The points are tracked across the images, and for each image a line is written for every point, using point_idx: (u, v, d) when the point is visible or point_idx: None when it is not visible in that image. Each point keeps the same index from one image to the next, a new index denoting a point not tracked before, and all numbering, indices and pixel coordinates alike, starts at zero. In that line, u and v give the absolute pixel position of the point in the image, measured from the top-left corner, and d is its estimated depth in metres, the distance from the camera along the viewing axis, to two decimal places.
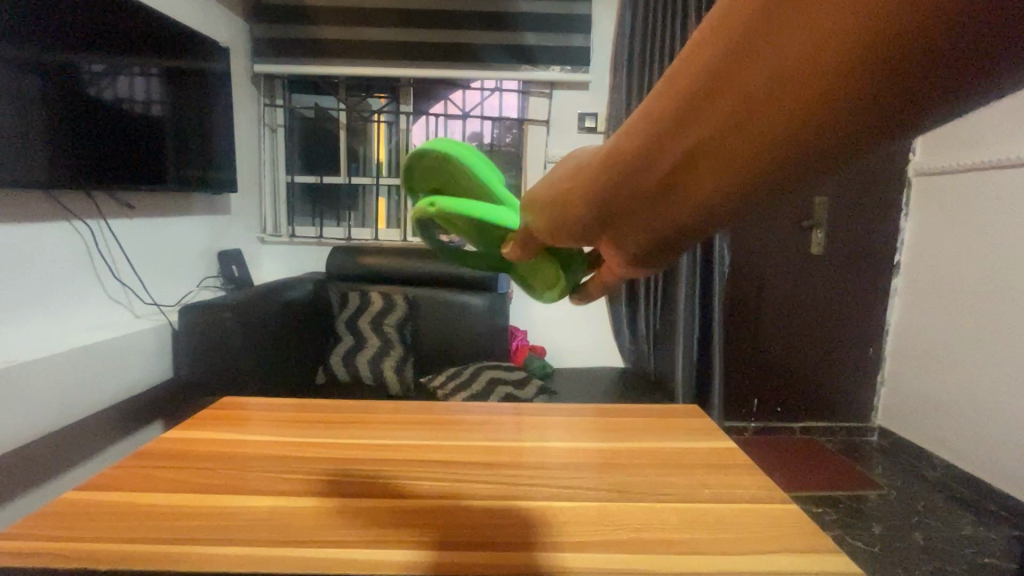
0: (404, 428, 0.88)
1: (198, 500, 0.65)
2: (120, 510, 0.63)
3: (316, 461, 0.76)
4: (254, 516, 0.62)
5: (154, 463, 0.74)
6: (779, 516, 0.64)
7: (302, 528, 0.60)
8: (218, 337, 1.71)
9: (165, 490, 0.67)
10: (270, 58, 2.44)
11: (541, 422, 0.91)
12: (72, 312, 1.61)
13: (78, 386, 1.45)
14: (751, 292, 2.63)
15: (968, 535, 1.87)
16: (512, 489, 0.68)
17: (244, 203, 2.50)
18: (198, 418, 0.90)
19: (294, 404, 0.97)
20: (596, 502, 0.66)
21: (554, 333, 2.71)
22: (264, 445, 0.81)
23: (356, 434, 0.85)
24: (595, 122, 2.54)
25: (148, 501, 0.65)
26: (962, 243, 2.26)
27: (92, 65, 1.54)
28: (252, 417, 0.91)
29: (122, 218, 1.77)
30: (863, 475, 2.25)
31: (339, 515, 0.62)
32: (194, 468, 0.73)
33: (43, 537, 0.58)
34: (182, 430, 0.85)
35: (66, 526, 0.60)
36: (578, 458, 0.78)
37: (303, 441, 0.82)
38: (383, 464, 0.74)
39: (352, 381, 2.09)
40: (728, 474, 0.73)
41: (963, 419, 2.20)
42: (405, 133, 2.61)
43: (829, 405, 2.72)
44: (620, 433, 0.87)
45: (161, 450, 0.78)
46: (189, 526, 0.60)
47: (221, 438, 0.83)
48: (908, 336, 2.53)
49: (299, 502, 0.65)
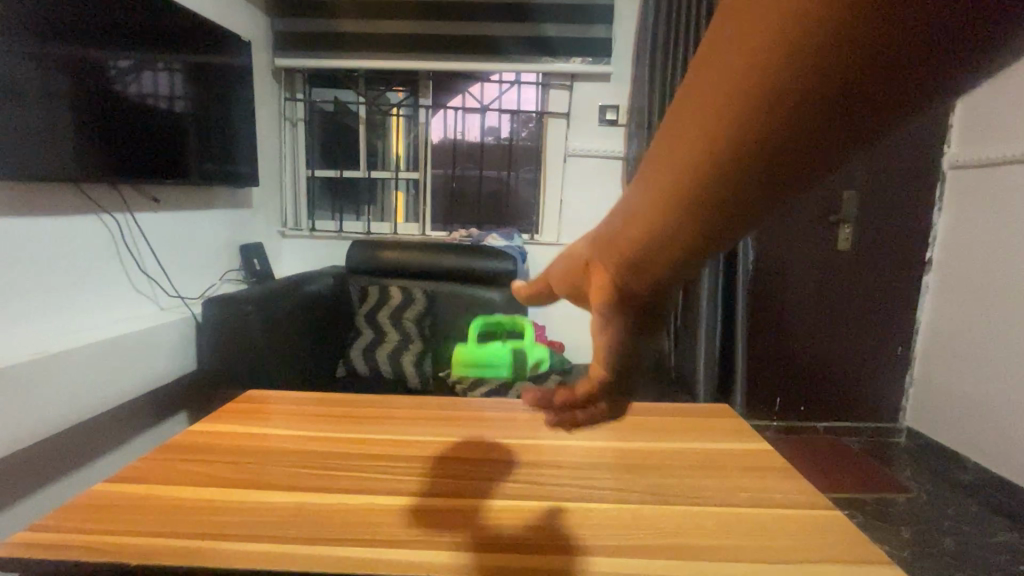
0: (427, 426, 0.87)
1: (222, 494, 0.65)
2: (150, 502, 0.63)
3: (339, 459, 0.75)
4: (279, 512, 0.62)
5: (179, 456, 0.75)
6: (818, 523, 0.61)
7: (326, 523, 0.59)
8: (240, 329, 1.72)
9: (192, 483, 0.67)
10: (290, 53, 2.44)
11: (562, 422, 0.90)
12: (102, 304, 1.64)
13: (106, 377, 1.48)
14: (776, 289, 2.57)
15: (1002, 541, 1.81)
16: (538, 490, 0.67)
17: (265, 198, 2.52)
18: (221, 414, 0.90)
19: (316, 400, 0.97)
20: (623, 504, 0.64)
21: (573, 327, 2.63)
22: (286, 440, 0.80)
23: (378, 430, 0.84)
24: (617, 115, 2.47)
25: (174, 494, 0.65)
26: (1001, 239, 2.16)
27: (119, 61, 1.56)
28: (274, 413, 0.91)
29: (147, 211, 1.79)
30: (891, 478, 2.19)
31: (360, 514, 0.61)
32: (220, 462, 0.73)
33: (72, 530, 0.58)
34: (205, 426, 0.85)
35: (97, 519, 0.60)
36: (606, 459, 0.76)
37: (326, 437, 0.82)
38: (409, 462, 0.74)
39: (369, 375, 2.11)
40: (761, 478, 0.71)
41: (997, 421, 2.13)
42: (423, 127, 2.60)
43: (856, 405, 2.65)
44: (647, 433, 0.85)
45: (187, 443, 0.78)
46: (213, 521, 0.60)
47: (246, 432, 0.83)
48: (940, 334, 2.45)
49: (328, 498, 0.65)
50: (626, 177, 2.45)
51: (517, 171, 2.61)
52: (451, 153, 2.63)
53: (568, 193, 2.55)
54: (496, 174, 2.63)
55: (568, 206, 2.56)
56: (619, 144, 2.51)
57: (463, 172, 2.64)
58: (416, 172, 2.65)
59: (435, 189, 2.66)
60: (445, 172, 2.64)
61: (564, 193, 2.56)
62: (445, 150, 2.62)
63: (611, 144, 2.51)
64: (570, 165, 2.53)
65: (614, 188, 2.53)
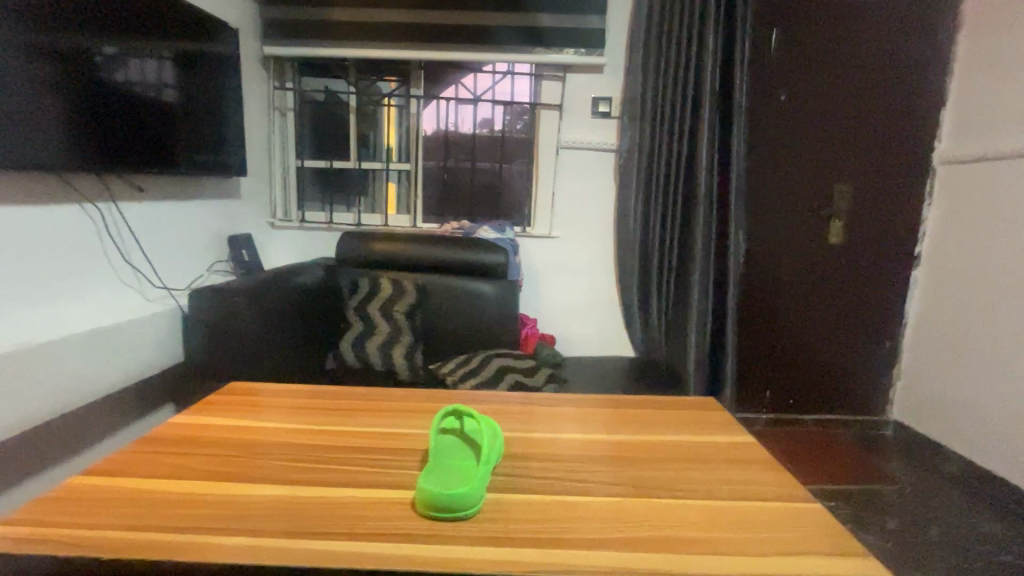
0: (414, 450, 0.89)
1: (225, 511, 0.71)
2: (140, 541, 0.65)
3: (325, 488, 0.77)
4: (275, 529, 0.68)
5: (170, 487, 0.76)
6: (781, 561, 0.65)
7: (320, 541, 0.66)
8: (229, 323, 1.71)
9: (179, 521, 0.69)
10: (279, 41, 2.41)
11: (551, 441, 0.94)
12: (87, 295, 1.62)
13: (89, 370, 1.47)
14: (768, 282, 2.57)
15: (985, 531, 1.84)
16: (518, 530, 0.69)
17: (254, 188, 2.48)
18: (211, 434, 0.91)
19: (305, 419, 0.98)
20: (598, 527, 0.70)
21: (564, 321, 2.63)
22: (284, 455, 0.86)
23: (371, 445, 0.90)
24: (610, 107, 2.47)
25: (162, 533, 0.67)
26: (989, 237, 2.19)
27: (105, 47, 1.53)
28: (265, 433, 0.93)
29: (132, 201, 1.76)
30: (879, 470, 2.22)
31: (351, 532, 0.67)
32: (209, 495, 0.75)
33: (89, 545, 0.64)
34: (195, 450, 0.86)
35: (113, 533, 0.67)
36: (588, 489, 0.79)
37: (312, 463, 0.83)
38: (395, 497, 0.76)
39: (360, 367, 2.07)
40: (732, 510, 0.75)
41: (983, 415, 2.16)
42: (415, 117, 2.57)
43: (844, 399, 2.68)
44: (628, 460, 0.88)
45: (192, 461, 0.83)
46: (217, 537, 0.66)
47: (246, 446, 0.88)
48: (928, 330, 2.47)
49: (312, 538, 0.66)
50: (619, 171, 2.44)
51: (510, 164, 2.59)
52: (443, 145, 2.61)
53: (561, 186, 2.54)
54: (489, 166, 2.61)
55: (560, 200, 2.55)
56: (612, 136, 2.50)
57: (455, 164, 2.62)
58: (407, 163, 2.63)
59: (427, 182, 2.64)
60: (437, 165, 2.62)
61: (556, 186, 2.54)
62: (436, 141, 2.60)
63: (605, 136, 2.50)
64: (562, 157, 2.51)
65: (607, 182, 2.52)
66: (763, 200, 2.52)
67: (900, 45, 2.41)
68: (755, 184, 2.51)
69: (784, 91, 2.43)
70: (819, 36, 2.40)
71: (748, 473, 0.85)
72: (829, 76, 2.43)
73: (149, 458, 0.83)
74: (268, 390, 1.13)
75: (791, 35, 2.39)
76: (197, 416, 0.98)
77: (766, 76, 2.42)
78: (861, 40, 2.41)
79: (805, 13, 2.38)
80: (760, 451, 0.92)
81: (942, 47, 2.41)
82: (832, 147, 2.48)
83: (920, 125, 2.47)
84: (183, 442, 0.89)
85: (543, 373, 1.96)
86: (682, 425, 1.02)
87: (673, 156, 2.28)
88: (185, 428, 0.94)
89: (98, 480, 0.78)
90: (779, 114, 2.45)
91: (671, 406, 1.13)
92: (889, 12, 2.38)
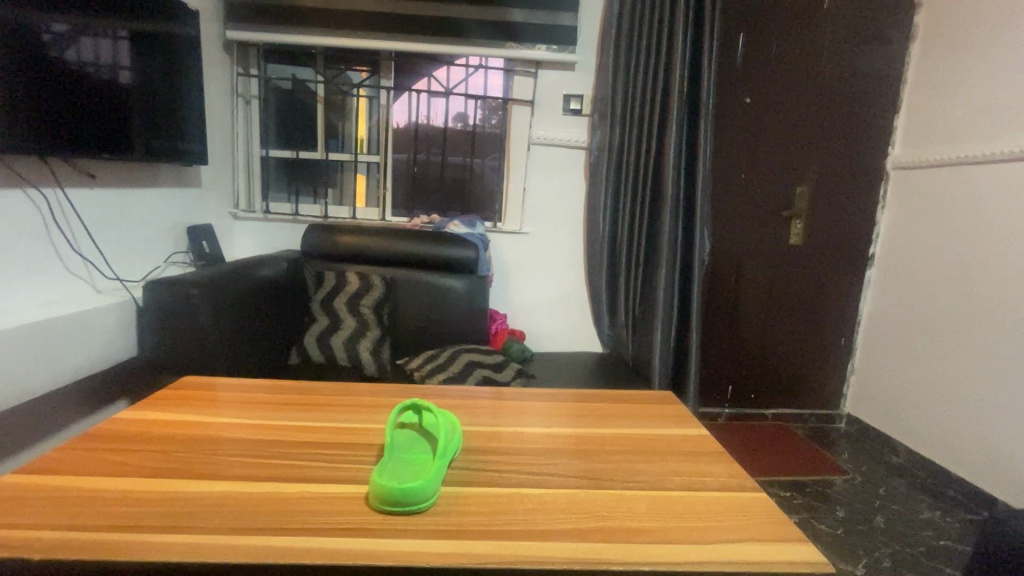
0: (376, 446, 0.89)
1: (170, 509, 0.70)
2: (86, 541, 0.63)
3: (282, 484, 0.76)
4: (223, 526, 0.67)
5: (115, 486, 0.74)
6: (730, 549, 0.68)
7: (274, 538, 0.65)
8: (185, 315, 1.64)
9: (124, 523, 0.67)
10: (242, 26, 2.32)
11: (515, 434, 0.95)
12: (35, 288, 1.55)
13: (39, 364, 1.43)
14: (731, 281, 2.64)
15: (927, 518, 1.95)
16: (477, 522, 0.70)
17: (214, 177, 2.40)
18: (163, 433, 0.89)
19: (263, 416, 0.97)
20: (557, 520, 0.71)
21: (532, 317, 2.64)
22: (238, 451, 0.85)
23: (328, 441, 0.89)
24: (581, 104, 2.48)
25: (108, 533, 0.65)
26: (939, 239, 2.29)
27: (54, 24, 1.45)
28: (220, 430, 0.91)
29: (81, 187, 1.68)
30: (829, 461, 2.32)
31: (301, 529, 0.67)
32: (159, 491, 0.73)
33: (19, 547, 0.62)
34: (146, 449, 0.83)
35: (46, 534, 0.64)
36: (547, 482, 0.80)
37: (269, 460, 0.82)
38: (352, 495, 0.75)
39: (324, 362, 2.08)
40: (684, 501, 0.78)
41: (929, 408, 2.27)
42: (386, 110, 2.53)
43: (801, 394, 2.77)
44: (589, 453, 0.90)
45: (140, 459, 0.81)
46: (162, 535, 0.65)
47: (199, 442, 0.86)
48: (880, 327, 2.58)
49: (264, 536, 0.65)
50: (590, 169, 2.45)
51: (481, 159, 2.59)
52: (414, 138, 2.57)
53: (532, 182, 2.54)
54: (460, 161, 2.60)
55: (531, 195, 2.55)
56: (582, 133, 2.52)
57: (426, 157, 2.59)
58: (377, 155, 2.59)
59: (398, 174, 2.60)
60: (408, 158, 2.59)
61: (527, 181, 2.54)
62: (408, 134, 2.56)
63: (576, 134, 2.51)
64: (533, 152, 2.52)
65: (578, 179, 2.54)
66: (730, 200, 2.56)
67: (859, 53, 2.49)
68: (722, 184, 2.55)
69: (749, 94, 2.49)
70: (783, 42, 2.47)
71: (705, 466, 0.88)
72: (793, 81, 2.50)
73: (97, 457, 0.81)
74: (227, 385, 1.10)
75: (757, 41, 2.45)
76: (149, 412, 0.95)
77: (734, 80, 2.47)
78: (823, 47, 2.49)
79: (771, 20, 2.44)
80: (715, 443, 0.95)
81: (897, 59, 2.52)
82: (794, 151, 2.56)
83: (875, 133, 2.57)
84: (133, 439, 0.86)
85: (511, 369, 1.97)
86: (642, 419, 1.05)
87: (640, 152, 2.31)
88: (136, 426, 0.91)
89: (42, 480, 0.75)
90: (745, 115, 2.51)
91: (630, 399, 1.15)
92: (849, 22, 2.47)
